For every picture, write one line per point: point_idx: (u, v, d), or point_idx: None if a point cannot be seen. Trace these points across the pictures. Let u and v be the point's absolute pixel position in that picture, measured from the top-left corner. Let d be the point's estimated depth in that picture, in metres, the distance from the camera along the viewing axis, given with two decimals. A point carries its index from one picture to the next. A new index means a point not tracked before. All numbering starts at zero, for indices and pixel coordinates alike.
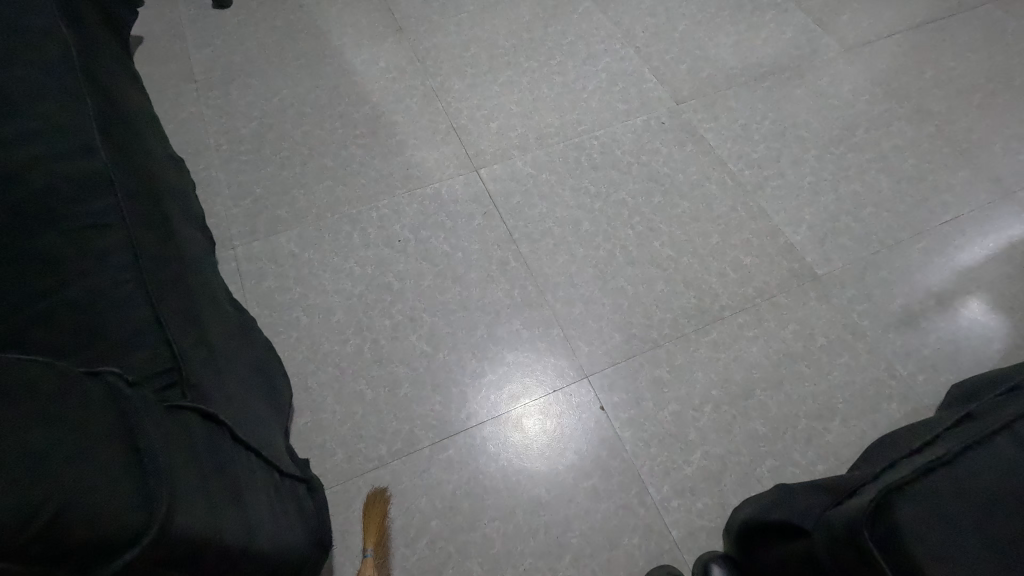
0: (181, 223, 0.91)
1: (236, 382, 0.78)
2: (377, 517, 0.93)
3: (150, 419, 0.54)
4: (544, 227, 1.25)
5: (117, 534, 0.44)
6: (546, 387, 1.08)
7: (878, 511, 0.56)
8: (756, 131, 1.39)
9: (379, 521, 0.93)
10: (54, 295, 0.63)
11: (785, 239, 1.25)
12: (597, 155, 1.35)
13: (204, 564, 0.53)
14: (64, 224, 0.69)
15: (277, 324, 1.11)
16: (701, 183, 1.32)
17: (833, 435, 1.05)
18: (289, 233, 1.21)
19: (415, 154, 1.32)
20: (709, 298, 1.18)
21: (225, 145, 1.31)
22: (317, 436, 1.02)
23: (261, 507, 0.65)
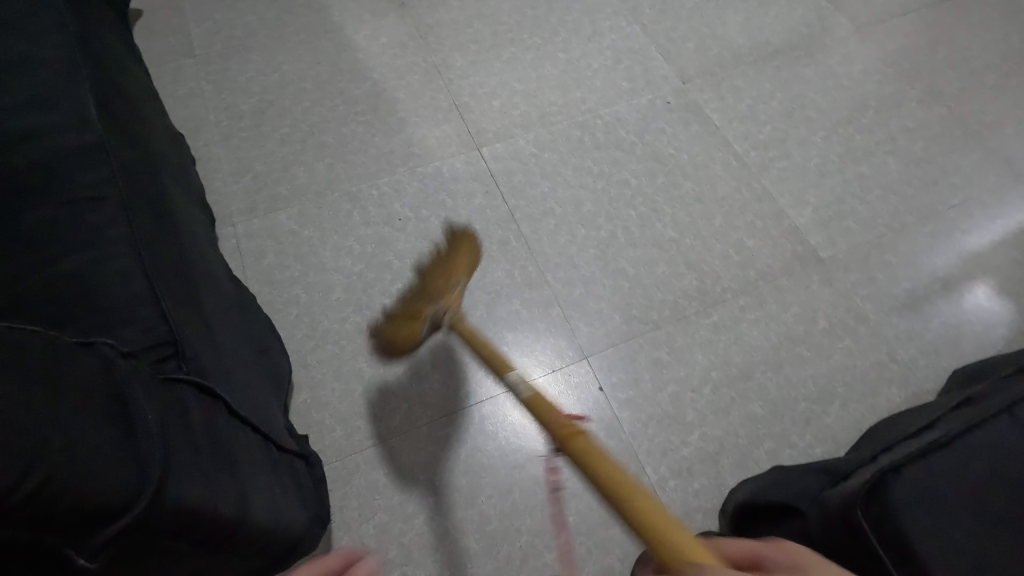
0: (178, 198, 0.90)
1: (235, 358, 0.78)
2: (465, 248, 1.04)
3: (143, 389, 0.54)
4: (546, 207, 1.24)
5: (108, 502, 0.44)
6: (545, 367, 1.08)
7: (871, 492, 0.55)
8: (763, 111, 1.37)
9: (468, 255, 1.03)
10: (51, 267, 0.63)
11: (789, 221, 1.24)
12: (600, 135, 1.33)
13: (199, 533, 0.54)
14: (60, 197, 0.68)
15: (277, 301, 1.11)
16: (706, 163, 1.30)
17: (832, 418, 1.05)
18: (289, 210, 1.20)
19: (416, 132, 1.31)
20: (711, 280, 1.17)
21: (225, 121, 1.30)
22: (316, 412, 1.02)
23: (258, 480, 0.66)
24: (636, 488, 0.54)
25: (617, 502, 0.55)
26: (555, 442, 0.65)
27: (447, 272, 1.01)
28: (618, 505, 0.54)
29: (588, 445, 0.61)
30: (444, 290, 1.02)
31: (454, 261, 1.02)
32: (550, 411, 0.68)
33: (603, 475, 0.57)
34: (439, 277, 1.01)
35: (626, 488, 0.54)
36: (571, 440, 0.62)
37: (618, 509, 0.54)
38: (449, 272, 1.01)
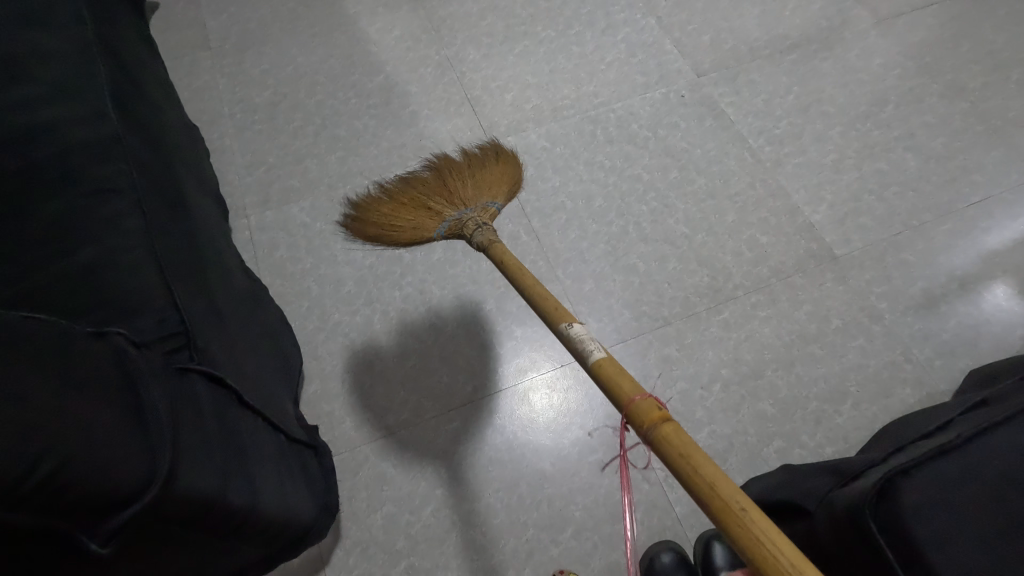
0: (192, 191, 0.90)
1: (246, 348, 0.78)
2: (507, 169, 0.95)
3: (155, 379, 0.54)
4: (556, 202, 1.23)
5: (120, 492, 0.45)
6: (554, 362, 1.08)
7: (880, 497, 0.54)
8: (779, 105, 1.35)
9: (508, 178, 0.94)
10: (66, 258, 0.62)
11: (804, 218, 1.22)
12: (613, 129, 1.32)
13: (210, 521, 0.55)
14: (76, 189, 0.67)
15: (289, 293, 1.12)
16: (719, 158, 1.29)
17: (843, 418, 1.04)
18: (301, 202, 1.21)
19: (428, 125, 1.31)
20: (723, 277, 1.16)
21: (239, 114, 1.31)
22: (326, 403, 1.03)
23: (267, 469, 0.67)
24: (749, 508, 0.49)
25: (718, 519, 0.50)
26: (638, 427, 0.58)
27: (483, 187, 0.91)
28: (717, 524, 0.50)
29: (682, 440, 0.54)
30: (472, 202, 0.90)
31: (492, 176, 0.93)
32: (629, 392, 0.60)
33: (699, 484, 0.52)
34: (472, 185, 0.91)
35: (729, 510, 0.49)
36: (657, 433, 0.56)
37: (718, 527, 0.50)
38: (487, 185, 0.92)
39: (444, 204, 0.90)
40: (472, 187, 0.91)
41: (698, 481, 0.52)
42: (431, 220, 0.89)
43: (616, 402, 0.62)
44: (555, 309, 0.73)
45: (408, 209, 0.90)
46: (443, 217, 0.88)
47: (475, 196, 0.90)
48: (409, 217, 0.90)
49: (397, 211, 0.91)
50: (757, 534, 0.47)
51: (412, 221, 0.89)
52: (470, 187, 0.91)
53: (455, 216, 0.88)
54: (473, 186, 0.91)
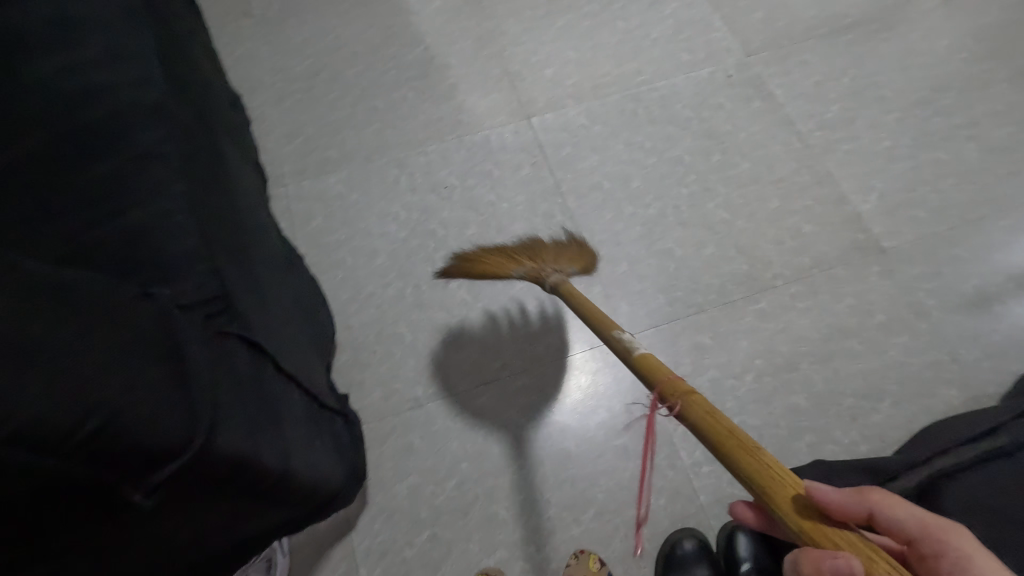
0: (232, 158, 0.91)
1: (281, 315, 0.79)
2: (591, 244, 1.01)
3: (196, 344, 0.55)
4: (593, 182, 1.21)
5: (163, 450, 0.47)
6: (583, 344, 1.07)
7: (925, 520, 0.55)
8: (832, 88, 1.29)
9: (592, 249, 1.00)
10: (111, 221, 0.61)
11: (851, 207, 1.17)
12: (655, 109, 1.28)
13: (244, 481, 0.57)
14: (124, 152, 0.66)
15: (324, 263, 1.14)
16: (765, 142, 1.24)
17: (880, 416, 1.01)
18: (338, 173, 1.22)
19: (466, 100, 1.29)
20: (762, 265, 1.13)
21: (280, 83, 1.31)
22: (357, 372, 1.05)
23: (299, 434, 0.69)
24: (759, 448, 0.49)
25: (731, 459, 0.50)
26: (666, 401, 0.60)
27: (567, 250, 0.97)
28: (727, 461, 0.50)
29: (703, 402, 0.55)
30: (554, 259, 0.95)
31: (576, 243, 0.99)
32: (662, 373, 0.63)
33: (718, 433, 0.52)
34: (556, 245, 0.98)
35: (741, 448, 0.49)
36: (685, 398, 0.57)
37: (734, 469, 0.49)
38: (570, 250, 0.97)
39: (527, 254, 0.96)
40: (557, 247, 0.97)
41: (717, 425, 0.52)
42: (510, 265, 0.95)
43: (650, 384, 0.64)
44: (607, 323, 0.78)
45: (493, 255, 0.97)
46: (523, 263, 0.94)
47: (557, 254, 0.96)
48: (492, 259, 0.96)
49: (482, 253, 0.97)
50: (768, 463, 0.47)
51: (493, 264, 0.95)
52: (554, 246, 0.98)
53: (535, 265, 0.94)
54: (559, 247, 0.97)
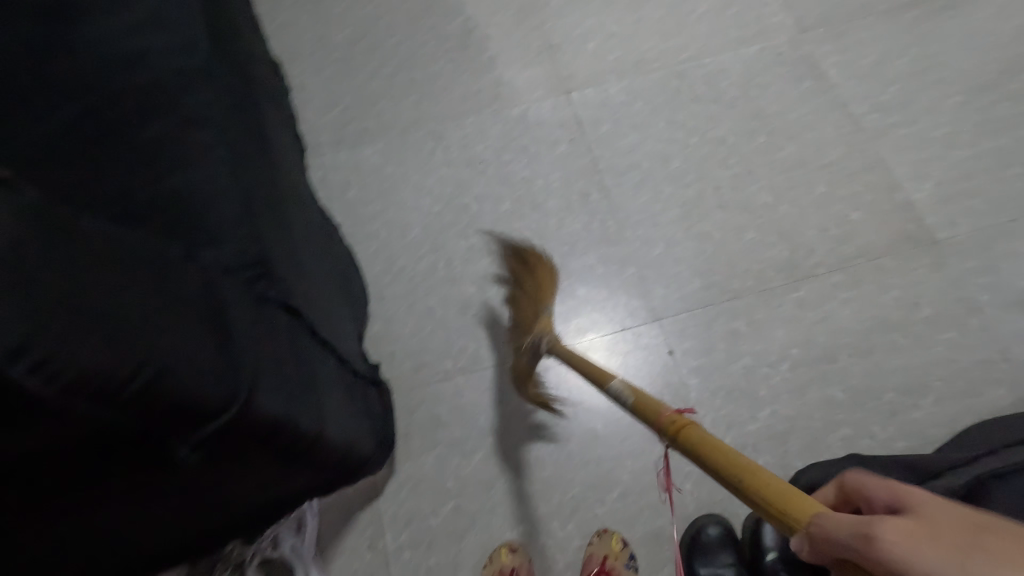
0: (273, 126, 0.92)
1: (317, 284, 0.80)
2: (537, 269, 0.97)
3: (237, 307, 0.56)
4: (631, 161, 1.18)
5: (208, 408, 0.48)
6: (614, 325, 1.06)
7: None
8: (889, 69, 1.22)
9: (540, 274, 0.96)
10: (163, 181, 0.62)
11: (903, 195, 1.12)
12: (699, 86, 1.24)
13: (281, 443, 0.58)
14: (173, 114, 0.66)
15: (359, 234, 1.14)
16: (815, 125, 1.19)
17: (921, 413, 0.98)
18: (375, 145, 1.22)
19: (504, 73, 1.27)
20: (804, 253, 1.09)
21: (320, 52, 1.31)
22: (388, 343, 1.06)
23: (333, 401, 0.70)
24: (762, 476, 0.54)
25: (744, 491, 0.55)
26: (669, 438, 0.64)
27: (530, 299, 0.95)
28: (743, 495, 0.55)
29: (700, 434, 0.61)
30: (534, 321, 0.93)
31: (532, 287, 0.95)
32: (658, 408, 0.67)
33: (723, 466, 0.57)
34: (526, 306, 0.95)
35: (742, 466, 0.55)
36: (681, 437, 0.62)
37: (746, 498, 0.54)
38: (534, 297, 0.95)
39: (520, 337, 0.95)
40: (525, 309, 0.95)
41: (721, 459, 0.57)
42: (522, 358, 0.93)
43: (649, 418, 0.68)
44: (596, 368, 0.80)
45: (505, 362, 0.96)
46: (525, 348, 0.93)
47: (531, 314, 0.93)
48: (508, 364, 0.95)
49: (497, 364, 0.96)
50: (776, 488, 0.52)
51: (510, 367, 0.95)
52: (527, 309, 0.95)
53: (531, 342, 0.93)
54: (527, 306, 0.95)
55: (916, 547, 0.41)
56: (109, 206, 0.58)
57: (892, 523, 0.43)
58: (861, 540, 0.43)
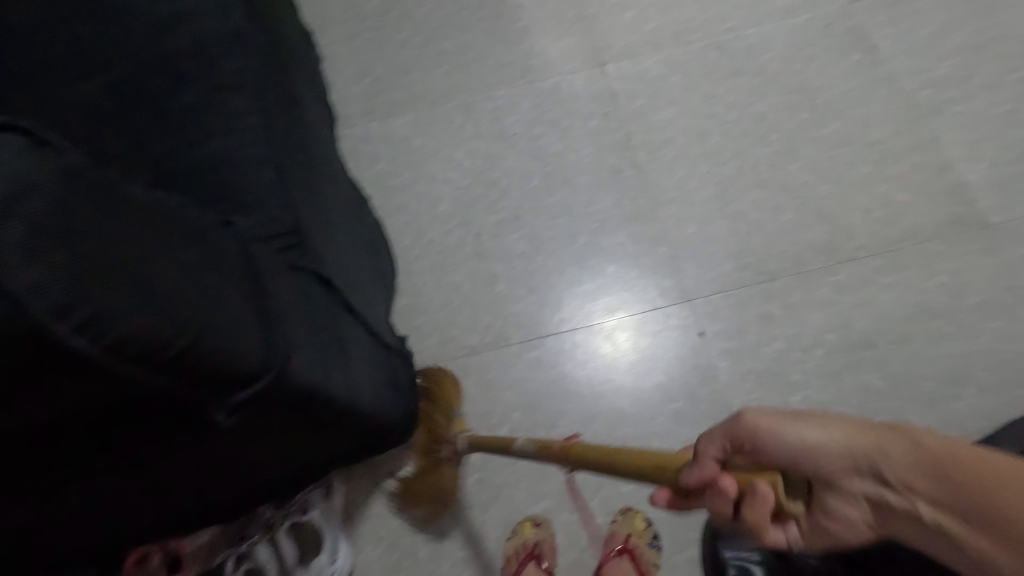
0: (306, 96, 0.91)
1: (348, 255, 0.80)
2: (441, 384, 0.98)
3: (271, 275, 0.56)
4: (667, 136, 1.15)
5: (242, 372, 0.48)
6: (643, 305, 1.04)
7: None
8: (946, 42, 1.16)
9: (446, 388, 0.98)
10: (198, 148, 0.63)
11: (955, 176, 1.07)
12: (741, 59, 1.19)
13: (313, 410, 0.58)
14: (208, 81, 0.66)
15: (387, 206, 1.14)
16: (862, 101, 1.14)
17: (963, 403, 0.94)
18: (405, 117, 1.20)
19: (538, 44, 1.24)
20: (845, 234, 1.05)
21: (351, 21, 1.29)
22: (415, 316, 1.06)
23: (363, 370, 0.70)
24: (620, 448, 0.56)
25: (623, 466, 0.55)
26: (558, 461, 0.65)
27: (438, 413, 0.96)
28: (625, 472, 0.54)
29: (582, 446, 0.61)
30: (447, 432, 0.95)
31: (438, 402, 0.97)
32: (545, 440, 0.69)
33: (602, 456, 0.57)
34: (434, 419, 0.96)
35: (606, 449, 0.57)
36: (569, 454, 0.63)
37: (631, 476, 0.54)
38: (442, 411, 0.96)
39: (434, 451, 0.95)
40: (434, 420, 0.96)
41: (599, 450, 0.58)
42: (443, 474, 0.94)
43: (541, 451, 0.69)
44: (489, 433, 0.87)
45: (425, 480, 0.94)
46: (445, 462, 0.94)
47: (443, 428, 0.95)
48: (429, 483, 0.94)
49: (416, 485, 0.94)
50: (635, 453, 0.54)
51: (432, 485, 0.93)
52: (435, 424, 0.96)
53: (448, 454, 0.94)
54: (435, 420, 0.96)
55: (787, 428, 0.51)
56: (144, 166, 0.62)
57: (758, 412, 0.52)
58: (738, 432, 0.52)
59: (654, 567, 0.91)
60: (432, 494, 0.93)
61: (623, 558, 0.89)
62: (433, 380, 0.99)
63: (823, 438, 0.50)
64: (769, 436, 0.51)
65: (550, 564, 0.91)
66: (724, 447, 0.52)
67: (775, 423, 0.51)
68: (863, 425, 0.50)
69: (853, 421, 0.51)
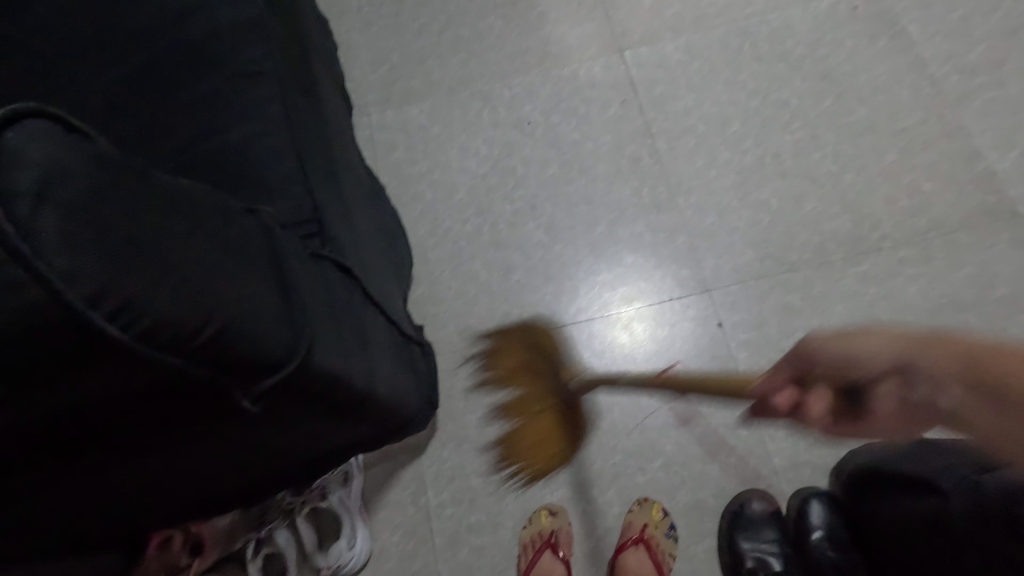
0: (325, 83, 0.91)
1: (366, 242, 0.80)
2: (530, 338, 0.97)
3: (294, 263, 0.57)
4: (686, 124, 1.13)
5: (268, 360, 0.48)
6: (661, 295, 1.03)
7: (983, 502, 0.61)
8: (977, 26, 1.13)
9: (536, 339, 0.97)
10: (219, 136, 0.64)
11: (985, 165, 1.04)
12: (763, 44, 1.16)
13: (335, 397, 0.59)
14: (228, 69, 0.67)
15: (404, 195, 1.14)
16: (889, 87, 1.11)
17: None
18: (421, 105, 1.20)
19: (556, 30, 1.22)
20: (870, 225, 1.03)
21: (367, 8, 1.28)
22: (432, 305, 1.07)
23: (383, 358, 0.71)
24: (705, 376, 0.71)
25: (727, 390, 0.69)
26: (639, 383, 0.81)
27: (534, 366, 0.93)
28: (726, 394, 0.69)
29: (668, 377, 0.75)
30: (551, 384, 0.92)
31: (534, 355, 0.94)
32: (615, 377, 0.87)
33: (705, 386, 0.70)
34: (532, 373, 0.93)
35: (699, 382, 0.70)
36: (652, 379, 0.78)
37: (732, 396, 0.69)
38: (536, 363, 0.93)
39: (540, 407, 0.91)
40: (531, 376, 0.92)
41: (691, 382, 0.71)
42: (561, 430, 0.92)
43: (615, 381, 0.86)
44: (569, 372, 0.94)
45: (544, 441, 0.92)
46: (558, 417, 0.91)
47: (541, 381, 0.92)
48: (546, 442, 0.92)
49: (534, 446, 0.93)
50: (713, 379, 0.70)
51: (552, 443, 0.92)
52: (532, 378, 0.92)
53: (560, 407, 0.91)
54: (535, 375, 0.92)
55: (835, 351, 0.61)
56: (165, 152, 0.62)
57: (816, 336, 0.62)
58: (798, 358, 0.64)
59: (670, 557, 0.91)
60: (553, 453, 0.93)
61: (638, 548, 0.89)
62: (534, 336, 0.97)
63: (866, 351, 0.59)
64: (817, 361, 0.62)
65: (567, 553, 0.92)
66: (789, 370, 0.65)
67: (831, 342, 0.61)
68: (909, 336, 0.56)
69: (903, 333, 0.57)
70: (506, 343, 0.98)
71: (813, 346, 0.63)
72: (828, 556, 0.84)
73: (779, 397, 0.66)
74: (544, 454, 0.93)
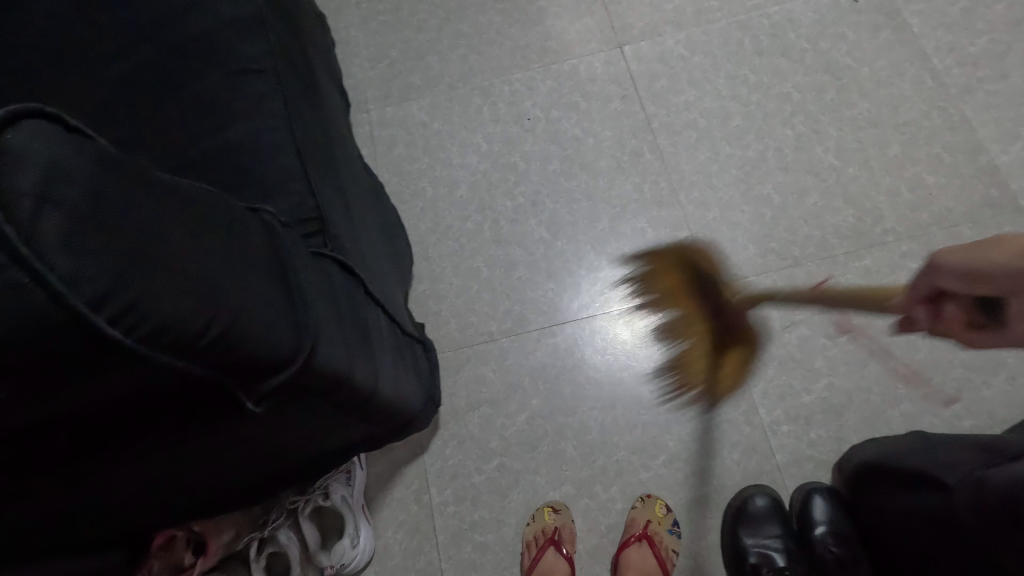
0: (324, 80, 0.90)
1: (367, 239, 0.80)
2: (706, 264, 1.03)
3: (297, 263, 0.56)
4: (687, 118, 1.12)
5: (272, 361, 0.48)
6: (662, 291, 1.03)
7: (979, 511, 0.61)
8: (980, 18, 1.12)
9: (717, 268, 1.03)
10: (219, 135, 0.64)
11: (987, 158, 1.04)
12: (765, 38, 1.16)
13: (339, 397, 0.59)
14: (226, 66, 0.66)
15: (404, 192, 1.13)
16: (891, 80, 1.10)
17: (991, 391, 0.93)
18: (421, 101, 1.19)
19: (556, 25, 1.21)
20: (872, 219, 1.03)
21: (366, 3, 1.27)
22: (433, 303, 1.06)
23: (386, 356, 0.71)
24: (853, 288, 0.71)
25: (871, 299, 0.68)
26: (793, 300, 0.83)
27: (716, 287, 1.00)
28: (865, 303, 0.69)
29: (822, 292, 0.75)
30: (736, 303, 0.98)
31: (706, 277, 1.02)
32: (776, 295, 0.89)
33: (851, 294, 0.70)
34: (705, 292, 1.00)
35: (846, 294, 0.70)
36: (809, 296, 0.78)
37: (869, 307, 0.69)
38: (706, 281, 1.01)
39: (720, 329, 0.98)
40: (714, 294, 0.99)
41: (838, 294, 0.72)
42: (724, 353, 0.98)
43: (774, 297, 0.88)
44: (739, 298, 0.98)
45: (702, 360, 0.98)
46: (722, 338, 0.98)
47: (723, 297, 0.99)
48: (706, 363, 0.98)
49: (692, 367, 0.98)
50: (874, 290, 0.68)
51: (710, 364, 0.98)
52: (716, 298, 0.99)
53: (725, 327, 0.98)
54: (710, 293, 1.00)
55: (958, 268, 0.52)
56: (167, 154, 0.62)
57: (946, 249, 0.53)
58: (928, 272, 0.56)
59: (673, 553, 0.91)
60: (710, 368, 0.98)
61: (641, 544, 0.88)
62: (693, 260, 1.04)
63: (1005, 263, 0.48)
64: (944, 279, 0.54)
65: (569, 549, 0.91)
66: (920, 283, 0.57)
67: (961, 259, 0.52)
68: None
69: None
70: (667, 264, 1.04)
71: (943, 259, 0.53)
72: (832, 551, 0.85)
73: (920, 312, 0.59)
74: (702, 378, 0.98)
